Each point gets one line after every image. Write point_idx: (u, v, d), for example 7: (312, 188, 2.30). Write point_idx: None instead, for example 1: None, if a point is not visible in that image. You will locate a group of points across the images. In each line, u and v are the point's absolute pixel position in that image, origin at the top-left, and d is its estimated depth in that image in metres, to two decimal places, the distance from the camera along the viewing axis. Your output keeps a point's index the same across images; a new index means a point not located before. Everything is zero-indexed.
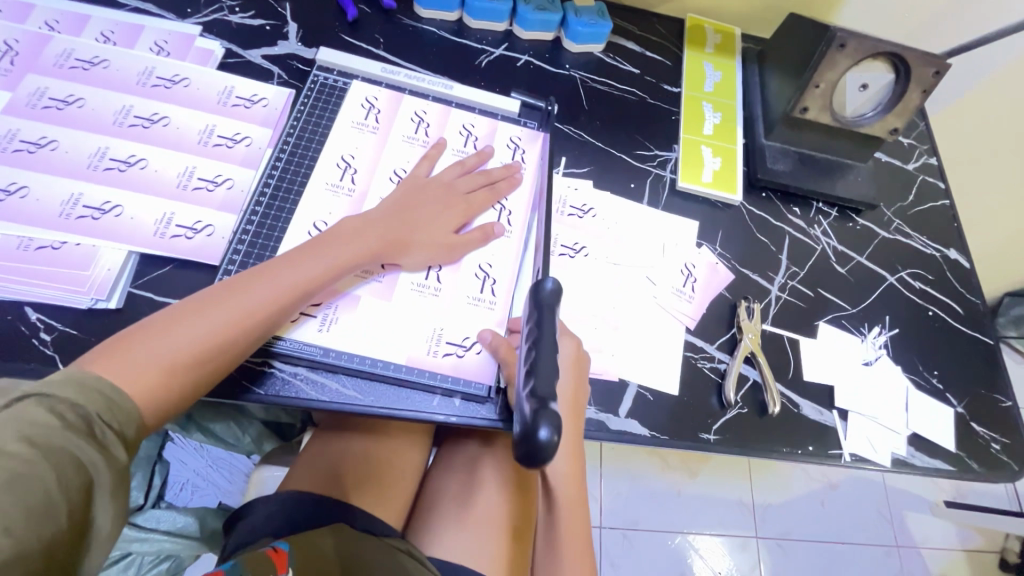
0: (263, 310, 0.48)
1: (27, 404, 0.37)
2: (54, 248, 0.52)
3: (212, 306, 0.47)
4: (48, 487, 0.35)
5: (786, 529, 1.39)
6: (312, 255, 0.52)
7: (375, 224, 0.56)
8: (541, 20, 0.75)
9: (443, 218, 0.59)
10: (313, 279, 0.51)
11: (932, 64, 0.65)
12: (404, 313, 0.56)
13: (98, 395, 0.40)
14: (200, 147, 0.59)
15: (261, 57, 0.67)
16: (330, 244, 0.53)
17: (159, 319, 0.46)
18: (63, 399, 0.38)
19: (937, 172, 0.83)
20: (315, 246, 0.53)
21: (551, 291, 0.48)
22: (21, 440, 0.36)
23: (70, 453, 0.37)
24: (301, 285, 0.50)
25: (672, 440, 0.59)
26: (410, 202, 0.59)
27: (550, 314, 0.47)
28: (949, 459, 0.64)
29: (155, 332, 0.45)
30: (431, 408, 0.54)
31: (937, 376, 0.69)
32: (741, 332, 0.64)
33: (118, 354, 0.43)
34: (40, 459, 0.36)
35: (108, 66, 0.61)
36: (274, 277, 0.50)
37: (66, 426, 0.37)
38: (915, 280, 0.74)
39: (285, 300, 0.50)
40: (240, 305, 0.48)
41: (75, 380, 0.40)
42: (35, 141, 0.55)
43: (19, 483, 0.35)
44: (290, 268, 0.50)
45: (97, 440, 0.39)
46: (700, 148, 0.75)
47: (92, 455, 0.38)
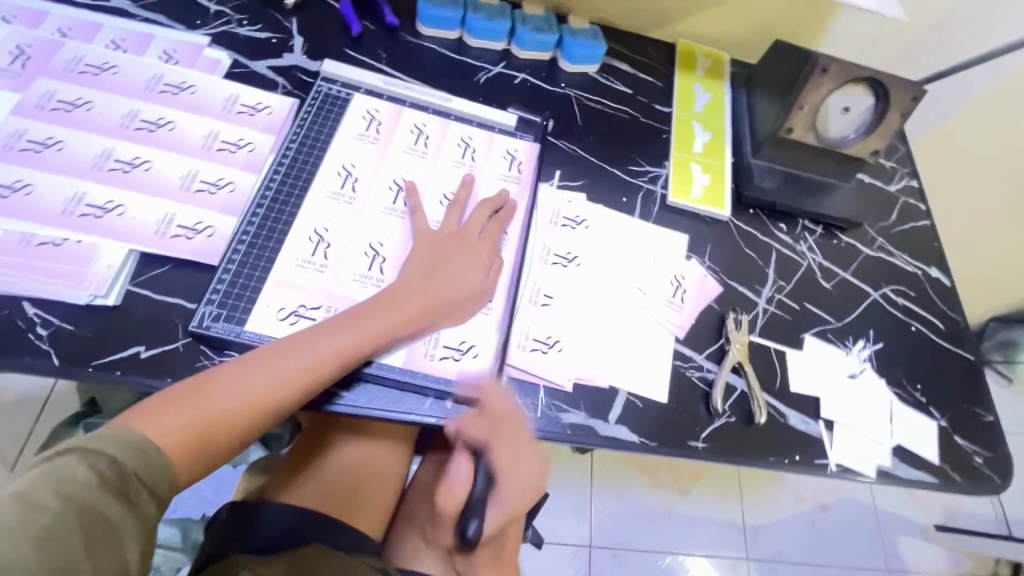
0: (301, 380, 0.49)
1: (69, 459, 0.38)
2: (55, 244, 0.53)
3: (252, 373, 0.48)
4: (74, 547, 0.36)
5: (777, 551, 1.38)
6: (353, 323, 0.52)
7: (415, 289, 0.56)
8: (537, 40, 0.78)
9: (470, 275, 0.59)
10: (354, 350, 0.51)
11: (910, 89, 0.68)
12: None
13: (135, 452, 0.41)
14: (203, 151, 0.61)
15: (266, 68, 0.69)
16: (370, 312, 0.53)
17: (197, 381, 0.46)
18: (104, 455, 0.40)
19: (918, 194, 0.86)
20: (358, 313, 0.53)
21: None
22: (58, 495, 0.37)
23: (103, 510, 0.38)
24: (340, 356, 0.51)
25: (661, 447, 0.59)
26: (434, 257, 0.59)
27: None
28: (933, 472, 0.65)
29: (195, 396, 0.45)
30: (423, 411, 0.55)
31: (920, 390, 0.70)
32: (729, 342, 0.66)
33: (159, 414, 0.44)
34: (71, 517, 0.36)
35: (117, 72, 0.62)
36: (315, 345, 0.50)
37: (101, 484, 0.38)
38: (898, 296, 0.76)
39: (322, 371, 0.50)
40: (280, 374, 0.48)
41: (116, 438, 0.41)
42: (42, 141, 0.57)
43: (49, 538, 0.35)
44: (331, 337, 0.51)
45: (129, 498, 0.39)
46: (690, 165, 0.77)
47: (121, 514, 0.38)
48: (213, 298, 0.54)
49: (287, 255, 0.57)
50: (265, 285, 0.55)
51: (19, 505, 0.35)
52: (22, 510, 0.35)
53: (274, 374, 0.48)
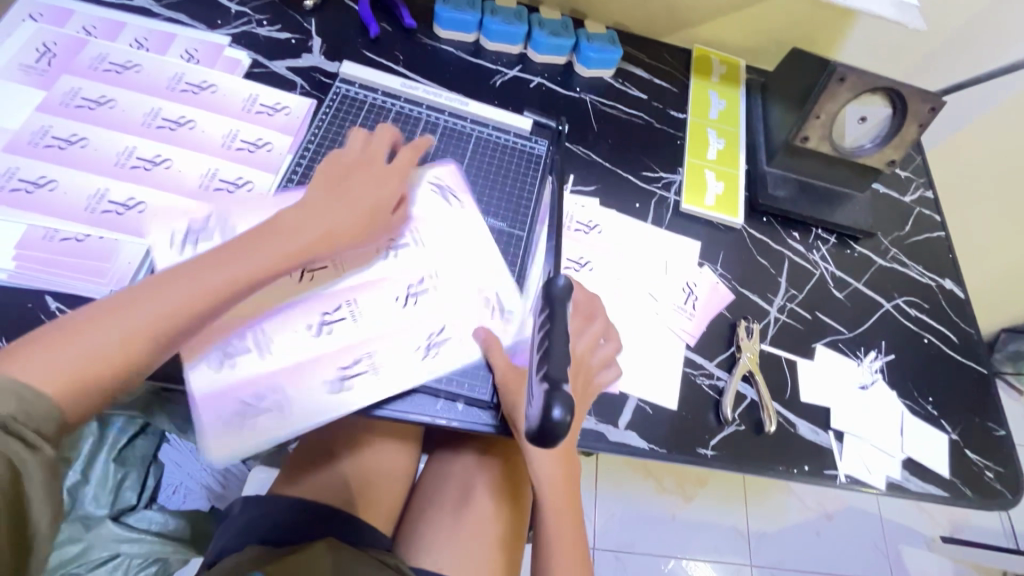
0: (188, 310, 0.45)
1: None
2: (78, 240, 0.54)
3: (132, 309, 0.44)
4: None
5: (780, 558, 1.38)
6: (231, 256, 0.49)
7: (309, 221, 0.53)
8: (554, 44, 0.78)
9: (376, 191, 0.57)
10: (240, 280, 0.48)
11: (928, 100, 0.68)
12: (396, 322, 0.57)
13: (14, 399, 0.38)
14: (223, 150, 0.61)
15: (285, 68, 0.70)
16: (252, 243, 0.50)
17: (73, 322, 0.43)
18: None
19: (933, 205, 0.86)
20: (240, 246, 0.49)
21: (562, 287, 0.48)
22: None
23: (3, 454, 0.36)
24: (222, 290, 0.47)
25: (670, 453, 0.60)
26: (340, 182, 0.56)
27: (562, 308, 0.47)
28: (943, 485, 0.65)
29: (70, 339, 0.42)
30: (434, 412, 0.55)
31: (932, 403, 0.70)
32: (739, 350, 0.66)
33: (27, 357, 0.40)
34: None
35: (139, 70, 0.63)
36: (189, 279, 0.46)
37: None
38: (911, 308, 0.76)
39: (213, 301, 0.47)
40: (160, 310, 0.44)
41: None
42: (66, 138, 0.58)
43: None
44: (217, 267, 0.47)
45: (26, 442, 0.38)
46: (704, 172, 0.77)
47: (21, 454, 0.37)
48: None
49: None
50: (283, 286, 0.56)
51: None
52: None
53: (156, 308, 0.44)
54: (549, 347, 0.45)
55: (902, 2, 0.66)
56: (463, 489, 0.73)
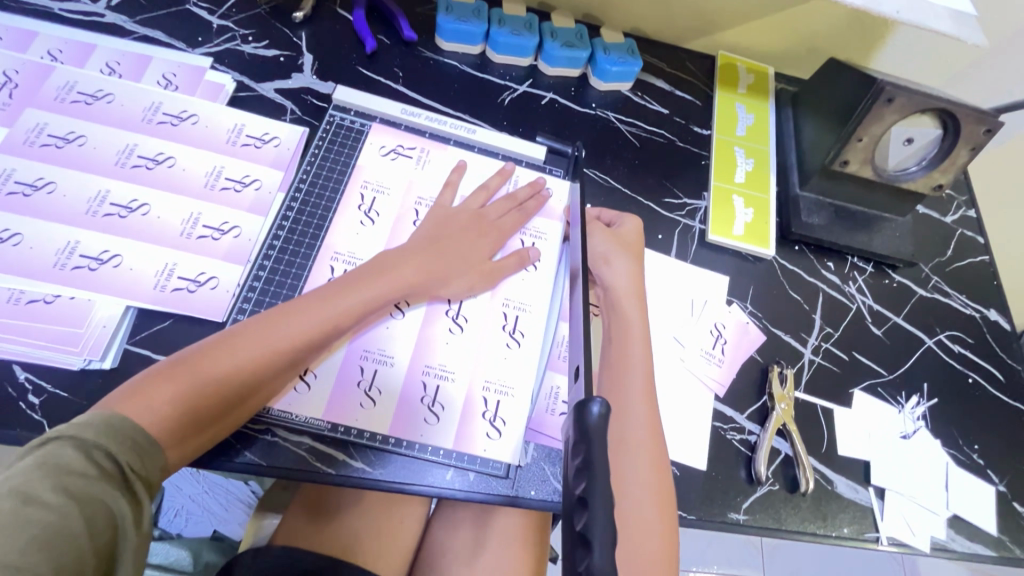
0: (297, 343, 0.46)
1: (63, 446, 0.36)
2: (46, 302, 0.48)
3: (244, 341, 0.45)
4: (77, 540, 0.33)
5: (795, 570, 1.35)
6: (346, 291, 0.49)
7: (411, 257, 0.53)
8: (567, 57, 0.72)
9: (477, 253, 0.56)
10: (346, 315, 0.48)
11: (984, 122, 0.61)
12: (449, 354, 0.53)
13: (129, 442, 0.38)
14: (206, 191, 0.56)
15: (274, 91, 0.64)
16: (356, 285, 0.50)
17: (196, 351, 0.44)
18: (98, 443, 0.37)
19: (976, 226, 0.79)
20: (345, 282, 0.50)
21: (599, 417, 0.31)
22: (58, 487, 0.34)
23: (103, 504, 0.35)
24: (328, 324, 0.47)
25: (699, 520, 0.55)
26: (444, 234, 0.56)
27: (603, 446, 0.30)
28: (991, 545, 0.60)
29: (192, 367, 0.43)
30: (444, 484, 0.50)
31: (978, 451, 0.65)
32: (773, 401, 0.60)
33: (142, 392, 0.41)
34: (74, 510, 0.34)
35: (112, 100, 0.57)
36: (304, 315, 0.47)
37: (99, 473, 0.36)
38: (954, 344, 0.70)
39: (317, 335, 0.47)
40: (268, 345, 0.45)
41: (109, 424, 0.38)
42: (31, 183, 0.52)
43: (49, 535, 0.32)
44: (322, 304, 0.48)
45: (129, 491, 0.37)
46: (731, 197, 0.71)
47: (122, 507, 0.36)
48: None
49: (321, 255, 0.55)
50: None
51: (15, 501, 0.33)
52: (21, 506, 0.33)
53: (266, 343, 0.45)
54: (590, 530, 0.27)
55: (960, 14, 0.59)
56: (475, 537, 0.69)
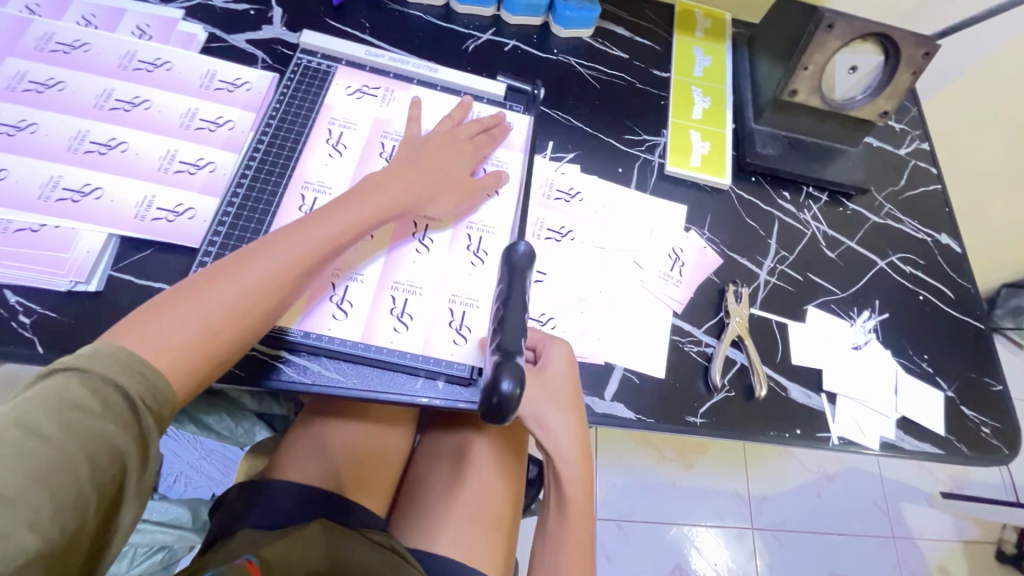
0: (295, 267, 0.48)
1: (69, 381, 0.36)
2: (33, 231, 0.51)
3: (238, 270, 0.46)
4: (79, 477, 0.34)
5: (783, 520, 1.38)
6: (333, 216, 0.51)
7: (391, 183, 0.55)
8: (528, 4, 0.74)
9: (451, 179, 0.59)
10: (337, 238, 0.50)
11: (923, 45, 0.64)
12: (418, 271, 0.57)
13: (136, 374, 0.38)
14: (182, 130, 0.59)
15: (245, 41, 0.67)
16: (338, 211, 0.51)
17: (191, 285, 0.45)
18: (106, 379, 0.37)
19: (929, 157, 0.83)
20: (330, 208, 0.51)
21: (523, 254, 0.52)
22: (62, 424, 0.35)
23: (108, 443, 0.36)
24: (320, 247, 0.49)
25: (658, 423, 0.58)
26: (418, 159, 0.58)
27: (519, 276, 0.51)
28: (939, 443, 0.64)
29: (192, 299, 0.44)
30: (414, 392, 0.53)
31: (927, 360, 0.68)
32: (728, 316, 0.64)
33: (149, 325, 0.41)
34: (76, 448, 0.35)
35: (89, 49, 0.60)
36: (296, 239, 0.49)
37: (104, 411, 0.36)
38: (906, 265, 0.74)
39: (312, 257, 0.49)
40: (261, 272, 0.46)
41: (113, 356, 0.38)
42: (15, 124, 0.55)
43: (49, 470, 0.33)
44: (313, 228, 0.50)
45: (136, 428, 0.37)
46: (689, 132, 0.74)
47: (128, 446, 0.37)
48: None
49: (292, 183, 0.58)
50: None
51: (17, 434, 0.33)
52: (21, 440, 0.33)
53: (260, 270, 0.46)
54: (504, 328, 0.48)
55: None
56: (455, 468, 0.72)
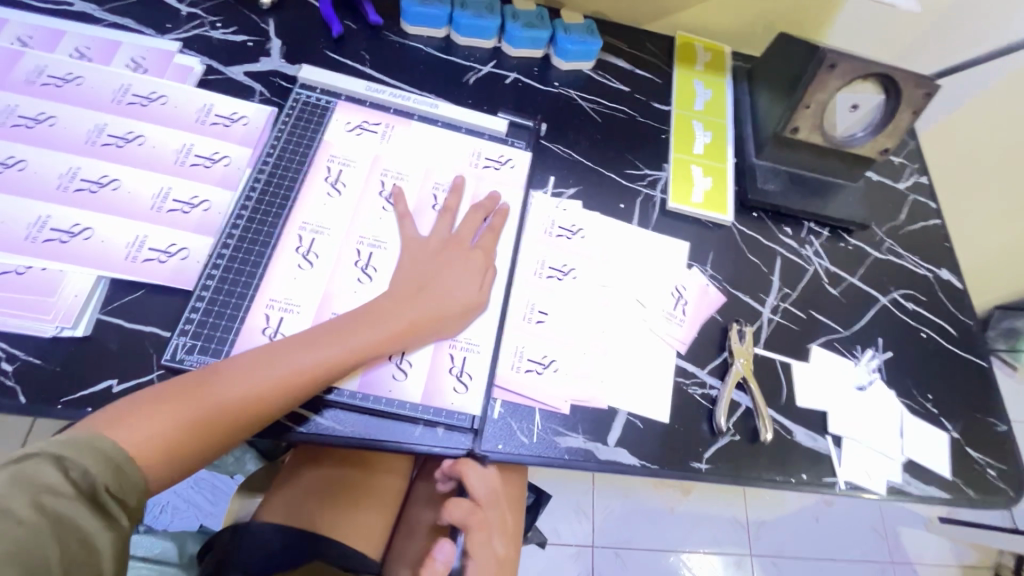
0: (286, 389, 0.47)
1: (44, 466, 0.37)
2: (18, 273, 0.50)
3: (232, 377, 0.46)
4: (50, 560, 0.35)
5: (781, 547, 1.37)
6: (340, 339, 0.50)
7: (405, 303, 0.53)
8: (529, 37, 0.74)
9: (466, 287, 0.56)
10: (340, 366, 0.49)
11: (922, 85, 0.64)
12: None
13: (109, 465, 0.39)
14: (176, 167, 0.57)
15: (242, 74, 0.66)
16: (346, 331, 0.50)
17: (188, 381, 0.45)
18: (78, 465, 0.38)
19: (928, 191, 0.83)
20: (344, 327, 0.50)
21: None
22: (34, 506, 0.36)
23: (77, 525, 0.37)
24: (320, 374, 0.48)
25: (662, 469, 0.57)
26: (434, 264, 0.57)
27: None
28: (945, 487, 0.63)
29: (179, 401, 0.44)
30: (413, 439, 0.52)
31: (931, 400, 0.67)
32: (732, 356, 0.63)
33: (131, 421, 0.42)
34: (47, 530, 0.36)
35: (81, 83, 0.59)
36: (297, 359, 0.48)
37: (73, 495, 0.37)
38: (908, 301, 0.73)
39: (308, 381, 0.48)
40: (254, 385, 0.46)
41: (92, 443, 0.39)
42: (2, 161, 0.53)
43: (19, 552, 0.35)
44: (317, 349, 0.49)
45: (103, 512, 0.38)
46: (690, 167, 0.74)
47: (95, 526, 0.38)
48: (188, 327, 0.51)
49: (290, 224, 0.57)
50: (245, 314, 0.52)
51: None
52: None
53: (254, 383, 0.46)
54: None
55: None
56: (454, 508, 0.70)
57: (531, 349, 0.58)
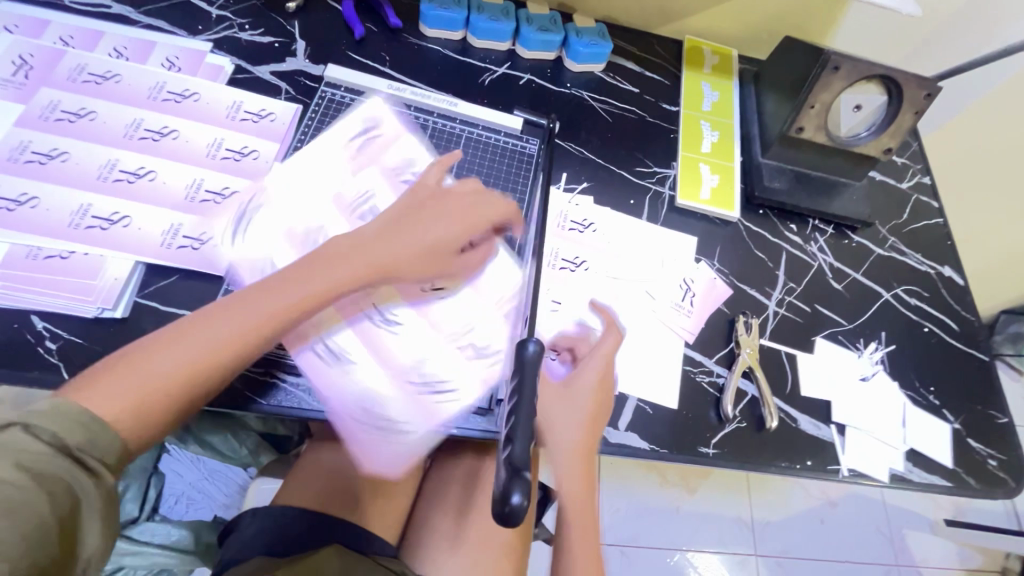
0: (253, 333, 0.47)
1: (17, 434, 0.36)
2: (62, 257, 0.53)
3: (197, 329, 0.46)
4: (43, 511, 0.35)
5: (785, 547, 1.38)
6: (304, 279, 0.50)
7: (367, 245, 0.54)
8: (542, 40, 0.77)
9: (442, 236, 0.57)
10: (305, 305, 0.50)
11: (924, 86, 0.67)
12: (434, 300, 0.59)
13: (80, 427, 0.39)
14: (208, 160, 0.60)
15: (269, 73, 0.69)
16: (278, 288, 0.49)
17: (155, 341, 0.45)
18: (51, 428, 0.37)
19: (930, 191, 0.85)
20: (305, 269, 0.51)
21: (533, 352, 0.47)
22: (17, 466, 0.35)
23: (62, 479, 0.36)
24: (285, 313, 0.49)
25: (671, 453, 0.59)
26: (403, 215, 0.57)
27: (532, 371, 0.46)
28: (946, 476, 0.65)
29: (146, 359, 0.44)
30: (431, 421, 0.55)
31: (933, 392, 0.69)
32: (739, 347, 0.65)
33: (99, 385, 0.42)
34: (36, 485, 0.35)
35: (120, 80, 0.62)
36: (260, 304, 0.48)
37: (54, 453, 0.37)
38: (910, 296, 0.75)
39: (275, 321, 0.48)
40: (213, 337, 0.46)
41: (61, 409, 0.38)
42: (46, 153, 0.56)
43: (15, 509, 0.34)
44: (283, 291, 0.49)
45: (86, 467, 0.38)
46: (698, 166, 0.76)
47: (80, 478, 0.37)
48: None
49: (316, 215, 0.60)
50: None
51: None
52: None
53: (216, 332, 0.46)
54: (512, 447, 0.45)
55: None
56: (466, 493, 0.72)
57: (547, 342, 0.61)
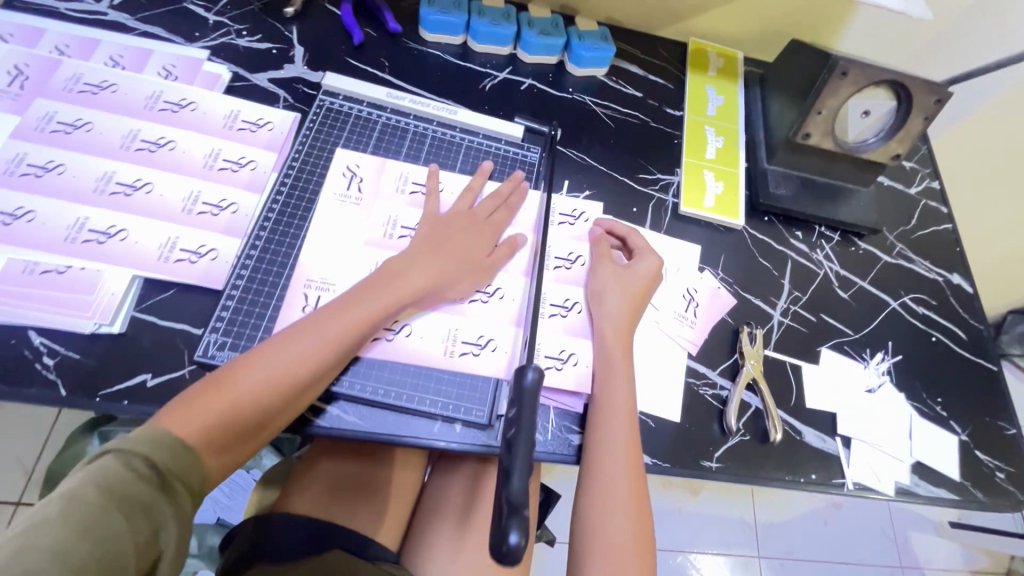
0: (329, 350, 0.49)
1: (110, 458, 0.39)
2: (59, 272, 0.52)
3: (274, 350, 0.48)
4: (121, 536, 0.37)
5: (789, 549, 1.37)
6: (370, 296, 0.53)
7: (421, 260, 0.56)
8: (544, 45, 0.76)
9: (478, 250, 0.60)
10: (373, 319, 0.52)
11: (934, 92, 0.65)
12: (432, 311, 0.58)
13: (166, 449, 0.41)
14: (205, 171, 0.60)
15: (267, 81, 0.68)
16: (343, 310, 0.51)
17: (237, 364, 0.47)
18: (138, 452, 0.40)
19: (939, 196, 0.83)
20: (369, 287, 0.53)
21: (531, 381, 0.46)
22: (103, 490, 0.38)
23: (143, 503, 0.39)
24: (358, 328, 0.51)
25: (674, 467, 0.58)
26: (446, 232, 0.60)
27: (531, 403, 0.45)
28: (953, 489, 0.64)
29: (230, 381, 0.46)
30: (432, 435, 0.54)
31: (941, 403, 0.68)
32: (743, 358, 0.64)
33: (191, 408, 0.44)
34: (115, 509, 0.37)
35: (116, 90, 0.62)
36: (332, 322, 0.50)
37: (139, 478, 0.39)
38: (918, 305, 0.74)
39: (348, 337, 0.50)
40: (291, 357, 0.48)
41: (149, 435, 0.41)
42: (43, 165, 0.56)
43: (94, 531, 0.36)
44: (351, 307, 0.51)
45: (167, 492, 0.40)
46: (702, 172, 0.75)
47: (159, 502, 0.39)
48: (218, 326, 0.53)
49: (314, 227, 0.59)
50: (272, 313, 0.55)
51: (65, 500, 0.37)
52: (67, 505, 0.36)
53: (293, 352, 0.48)
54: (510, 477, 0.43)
55: None
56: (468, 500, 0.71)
57: (548, 357, 0.59)
